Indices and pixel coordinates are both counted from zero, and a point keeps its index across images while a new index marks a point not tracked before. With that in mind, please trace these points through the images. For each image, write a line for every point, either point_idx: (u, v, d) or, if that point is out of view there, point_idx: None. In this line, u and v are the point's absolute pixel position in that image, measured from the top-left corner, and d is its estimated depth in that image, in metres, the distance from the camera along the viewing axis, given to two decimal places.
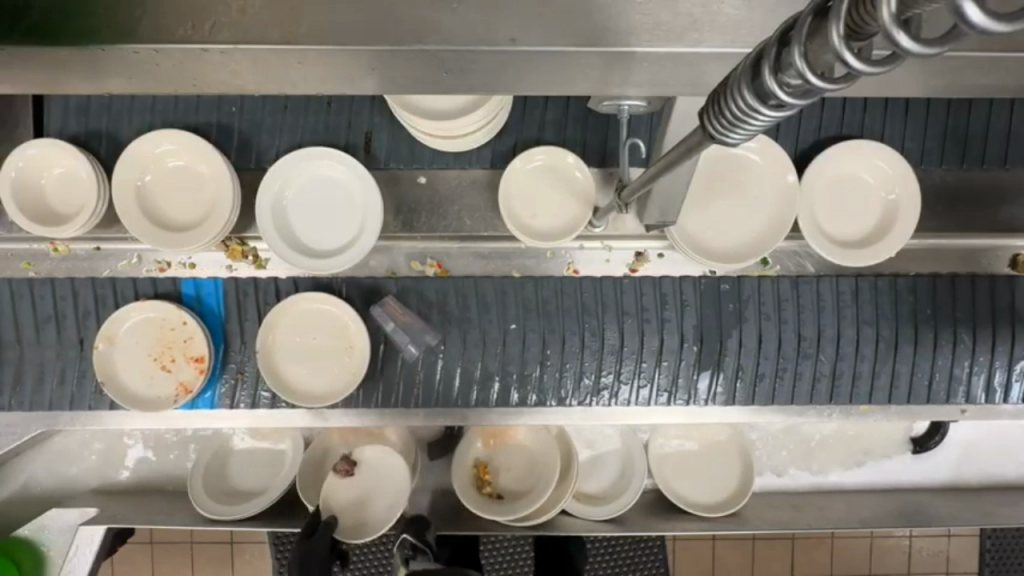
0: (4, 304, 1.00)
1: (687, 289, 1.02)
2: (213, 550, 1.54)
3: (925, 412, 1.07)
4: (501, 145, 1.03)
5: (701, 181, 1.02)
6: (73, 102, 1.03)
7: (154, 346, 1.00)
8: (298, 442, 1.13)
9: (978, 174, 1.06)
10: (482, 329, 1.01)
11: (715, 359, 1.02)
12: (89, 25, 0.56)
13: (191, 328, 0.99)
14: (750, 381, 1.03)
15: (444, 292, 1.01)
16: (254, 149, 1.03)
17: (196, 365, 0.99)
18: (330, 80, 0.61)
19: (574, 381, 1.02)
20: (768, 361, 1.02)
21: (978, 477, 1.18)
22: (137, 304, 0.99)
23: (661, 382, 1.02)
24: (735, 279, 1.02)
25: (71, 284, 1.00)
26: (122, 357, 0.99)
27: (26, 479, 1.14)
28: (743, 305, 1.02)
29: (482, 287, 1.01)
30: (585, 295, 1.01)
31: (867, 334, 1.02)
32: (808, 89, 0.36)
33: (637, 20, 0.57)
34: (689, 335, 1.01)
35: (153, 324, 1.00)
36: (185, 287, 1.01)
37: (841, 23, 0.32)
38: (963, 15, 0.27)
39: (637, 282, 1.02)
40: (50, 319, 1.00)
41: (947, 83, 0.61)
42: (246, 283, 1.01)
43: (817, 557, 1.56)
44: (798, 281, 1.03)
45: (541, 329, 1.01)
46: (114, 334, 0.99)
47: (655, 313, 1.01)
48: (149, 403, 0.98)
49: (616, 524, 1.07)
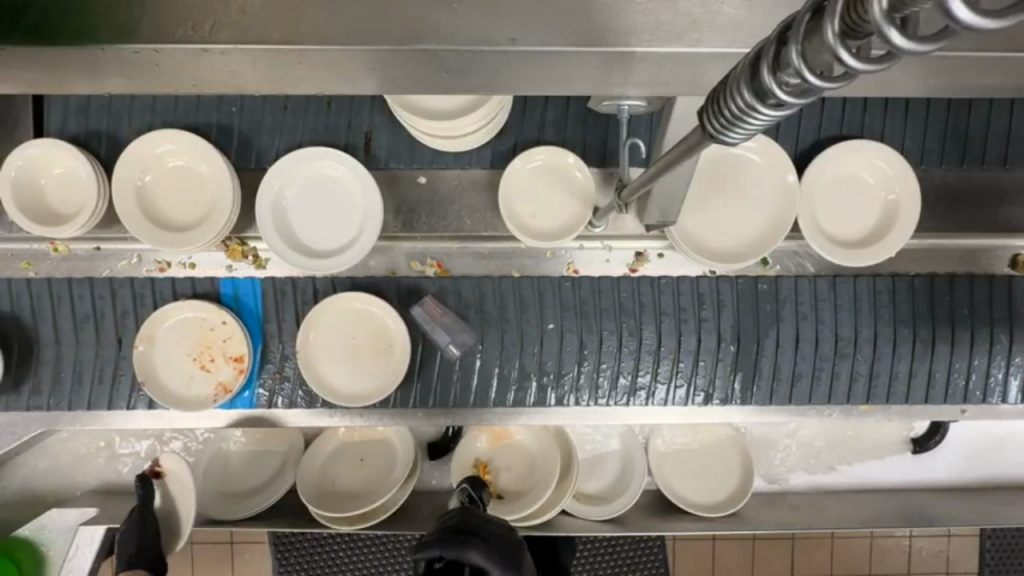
0: (44, 302, 1.01)
1: (724, 289, 1.02)
2: (213, 550, 1.54)
3: (926, 413, 1.06)
4: (501, 145, 1.03)
5: (701, 181, 1.02)
6: (73, 102, 1.03)
7: (194, 346, 1.01)
8: (297, 442, 1.14)
9: (978, 174, 1.06)
10: (519, 329, 1.01)
11: (753, 359, 1.02)
12: (89, 25, 0.56)
13: (231, 327, 1.00)
14: (788, 383, 1.03)
15: (482, 292, 1.01)
16: (254, 149, 1.03)
17: (235, 366, 1.01)
18: (330, 80, 0.61)
19: (611, 381, 1.02)
20: (806, 362, 1.02)
21: (978, 477, 1.19)
22: (178, 304, 0.99)
23: (699, 382, 1.02)
24: (773, 279, 1.02)
25: (109, 283, 1.01)
26: (161, 357, 1.00)
27: (23, 480, 1.14)
28: (781, 305, 1.02)
29: (521, 286, 1.01)
30: (623, 295, 1.02)
31: (904, 334, 1.03)
32: (806, 88, 0.36)
33: (637, 20, 0.57)
34: (726, 334, 1.02)
35: (193, 324, 1.01)
36: (224, 287, 1.02)
37: (837, 22, 0.32)
38: (951, 13, 0.27)
39: (674, 282, 1.02)
40: (89, 319, 1.01)
41: (947, 83, 0.61)
42: (284, 282, 1.01)
43: (817, 557, 1.56)
44: (836, 280, 1.03)
45: (579, 329, 1.01)
46: (154, 334, 0.99)
47: (693, 313, 1.02)
48: (188, 404, 0.99)
49: (616, 524, 1.07)
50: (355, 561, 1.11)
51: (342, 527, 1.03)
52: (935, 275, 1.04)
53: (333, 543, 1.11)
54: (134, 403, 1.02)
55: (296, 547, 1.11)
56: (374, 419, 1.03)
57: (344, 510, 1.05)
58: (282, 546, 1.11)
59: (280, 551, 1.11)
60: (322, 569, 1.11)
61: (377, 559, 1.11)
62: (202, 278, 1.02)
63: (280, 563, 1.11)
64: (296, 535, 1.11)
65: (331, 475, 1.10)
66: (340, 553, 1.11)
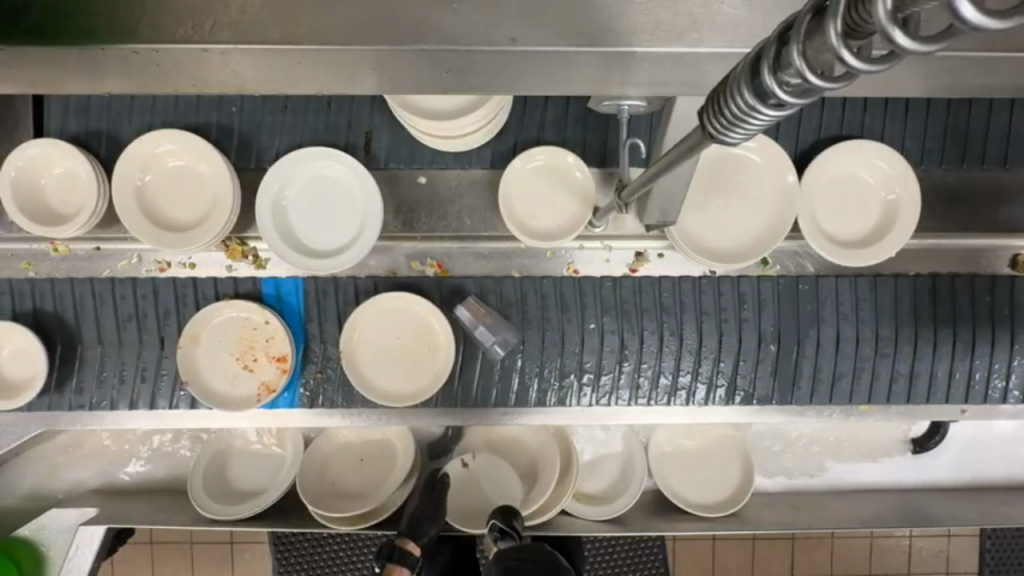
0: (87, 303, 1.01)
1: (765, 289, 1.02)
2: (212, 550, 1.54)
3: (926, 413, 1.07)
4: (502, 145, 1.03)
5: (701, 181, 1.02)
6: (73, 102, 1.03)
7: (236, 346, 1.01)
8: (297, 442, 1.13)
9: (978, 174, 1.06)
10: (561, 329, 1.01)
11: (793, 361, 1.02)
12: (89, 25, 0.56)
13: (273, 327, 0.99)
14: (829, 383, 1.03)
15: (523, 292, 1.01)
16: (254, 149, 1.03)
17: (279, 366, 0.99)
18: (330, 80, 0.61)
19: (652, 381, 1.03)
20: (846, 361, 1.03)
21: (980, 477, 1.19)
22: (223, 304, 0.99)
23: (741, 383, 1.03)
24: (814, 279, 1.02)
25: (152, 283, 1.01)
26: (206, 357, 1.00)
27: (22, 480, 1.14)
28: (822, 305, 1.02)
29: (562, 285, 1.01)
30: (664, 295, 1.02)
31: (944, 334, 1.03)
32: (807, 88, 0.36)
33: (637, 20, 0.57)
34: (767, 335, 1.02)
35: (236, 324, 1.01)
36: (265, 286, 1.02)
37: (839, 22, 0.32)
38: (957, 13, 0.27)
39: (715, 282, 1.02)
40: (132, 319, 1.01)
41: (948, 83, 0.61)
42: (326, 282, 1.02)
43: (817, 557, 1.56)
44: (877, 280, 1.03)
45: (620, 328, 1.01)
46: (199, 333, 0.99)
47: (733, 313, 1.02)
48: (232, 403, 0.99)
49: (616, 524, 1.08)
50: (355, 561, 1.11)
51: (342, 527, 1.03)
52: (973, 275, 1.04)
53: (332, 543, 1.11)
54: (176, 401, 1.02)
55: (296, 547, 1.11)
56: (375, 419, 1.05)
57: (343, 510, 1.05)
58: (282, 546, 1.11)
59: (281, 551, 1.11)
60: (322, 570, 1.11)
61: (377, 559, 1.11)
62: (244, 278, 1.02)
63: (281, 563, 1.11)
64: (296, 535, 1.11)
65: (332, 475, 1.10)
66: (339, 553, 1.11)
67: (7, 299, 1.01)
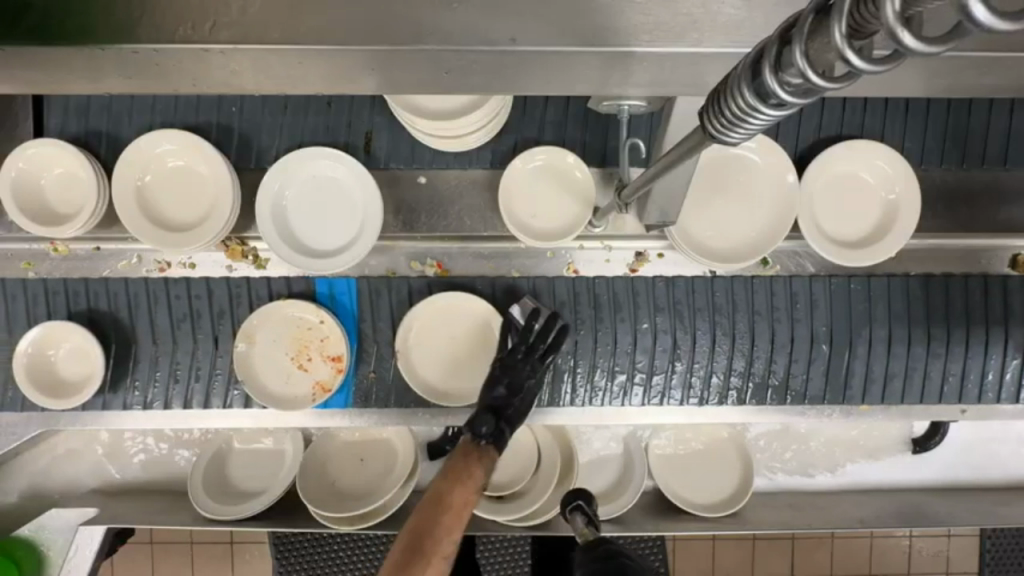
0: (142, 304, 1.02)
1: (817, 289, 1.03)
2: (213, 550, 1.54)
3: (925, 412, 1.07)
4: (502, 146, 1.03)
5: (700, 181, 1.02)
6: (74, 103, 1.03)
7: (291, 345, 1.01)
8: (297, 442, 1.13)
9: (978, 174, 1.06)
10: (614, 330, 1.02)
11: (845, 362, 1.04)
12: (88, 24, 0.56)
13: (328, 326, 1.00)
14: (881, 383, 1.05)
15: (576, 292, 1.02)
16: (254, 149, 1.03)
17: (334, 365, 1.01)
18: (329, 79, 0.61)
19: (703, 381, 1.04)
20: (898, 361, 1.04)
21: (981, 478, 1.19)
22: (279, 304, 1.00)
23: (793, 383, 1.04)
24: (865, 279, 1.03)
25: (206, 283, 1.02)
26: (261, 356, 1.01)
27: (22, 480, 1.14)
28: (874, 305, 1.04)
29: (615, 286, 1.03)
30: (717, 295, 1.03)
31: (996, 334, 1.04)
32: (809, 88, 0.36)
33: (637, 20, 0.57)
34: (819, 335, 1.03)
35: (291, 324, 1.01)
36: (319, 286, 1.02)
37: (843, 22, 0.32)
38: (969, 15, 0.27)
39: (768, 282, 1.03)
40: (186, 318, 1.02)
41: (949, 83, 0.61)
42: (378, 280, 1.03)
43: (816, 557, 1.56)
44: (929, 280, 1.04)
45: (673, 328, 1.03)
46: (254, 333, 1.00)
47: (786, 313, 1.03)
48: (287, 403, 1.00)
49: (616, 524, 1.08)
50: (355, 561, 1.11)
51: (342, 527, 1.03)
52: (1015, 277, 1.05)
53: (332, 543, 1.11)
54: (229, 401, 1.03)
55: (296, 547, 1.11)
56: (374, 419, 1.05)
57: (343, 510, 1.05)
58: (282, 546, 1.11)
59: (281, 550, 1.11)
60: (322, 570, 1.11)
61: (376, 558, 1.10)
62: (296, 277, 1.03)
63: (281, 563, 1.11)
64: (296, 535, 1.11)
65: (331, 475, 1.10)
66: (339, 552, 1.11)
67: (61, 299, 1.02)
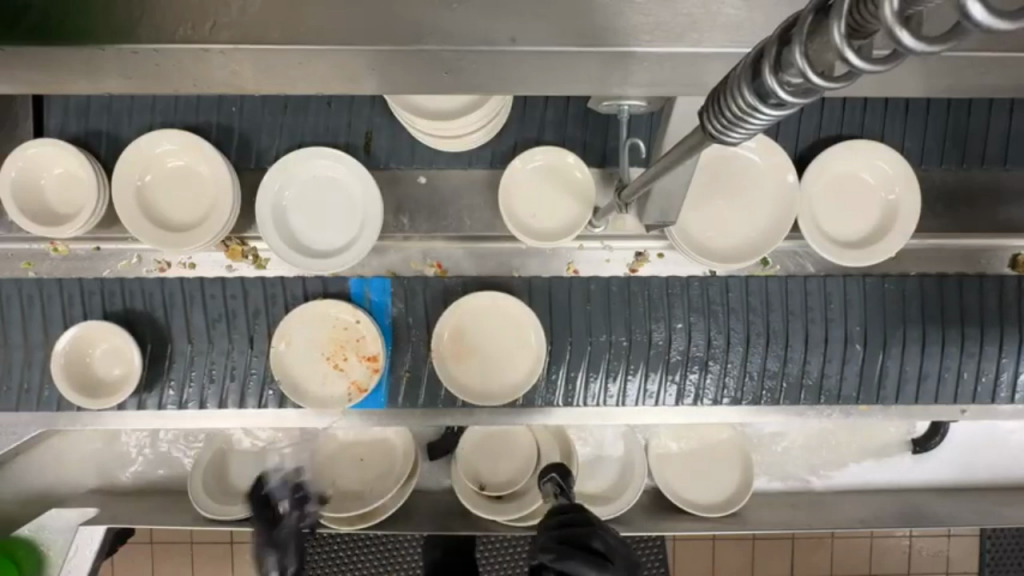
0: (177, 303, 1.01)
1: (851, 288, 1.03)
2: (213, 550, 1.54)
3: (935, 412, 1.06)
4: (502, 146, 1.03)
5: (701, 181, 1.02)
6: (74, 103, 1.03)
7: (327, 345, 1.01)
8: (298, 440, 1.13)
9: (978, 174, 1.06)
10: (650, 330, 1.02)
11: (878, 362, 1.04)
12: (89, 25, 0.56)
13: (364, 326, 1.00)
14: (915, 382, 1.05)
15: (610, 291, 1.02)
16: (254, 149, 1.03)
17: (370, 365, 1.00)
18: (328, 80, 0.61)
19: (738, 381, 1.04)
20: (931, 361, 1.04)
21: (981, 477, 1.19)
22: (316, 304, 0.99)
23: (827, 383, 1.04)
24: (899, 279, 1.03)
25: (241, 283, 1.01)
26: (297, 357, 1.00)
27: (23, 480, 1.14)
28: (907, 305, 1.04)
29: (650, 285, 1.02)
30: (752, 295, 1.03)
31: None
32: (809, 88, 0.36)
33: (637, 20, 0.57)
34: (853, 335, 1.03)
35: (327, 325, 1.01)
36: (354, 287, 1.02)
37: (842, 22, 0.32)
38: (965, 14, 0.27)
39: (805, 281, 1.03)
40: (221, 318, 1.01)
41: (950, 83, 0.61)
42: (415, 280, 1.02)
43: (816, 557, 1.56)
44: (961, 280, 1.04)
45: (707, 328, 1.02)
46: (290, 334, 0.99)
47: (820, 313, 1.03)
48: (324, 403, 1.00)
49: (616, 524, 1.08)
50: (355, 561, 1.11)
51: (342, 527, 1.03)
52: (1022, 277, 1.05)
53: (332, 543, 1.11)
54: (264, 401, 1.03)
55: None
56: (375, 420, 1.04)
57: (343, 510, 1.05)
58: None
59: None
60: (322, 570, 1.10)
61: (375, 558, 1.11)
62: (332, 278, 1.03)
63: None
64: None
65: (331, 475, 1.10)
66: (339, 552, 1.11)
67: (97, 299, 1.01)
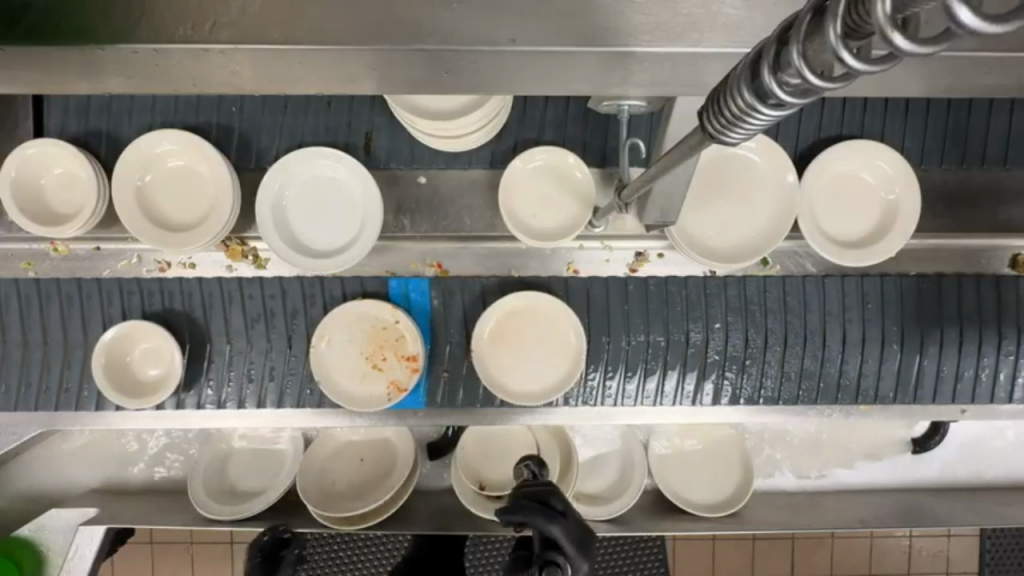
0: (216, 304, 1.02)
1: (889, 288, 1.03)
2: (214, 550, 1.54)
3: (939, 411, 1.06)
4: (502, 146, 1.03)
5: (701, 181, 1.02)
6: (74, 103, 1.03)
7: (367, 345, 1.01)
8: (298, 441, 1.13)
9: (978, 174, 1.06)
10: (687, 332, 1.02)
11: (915, 362, 1.04)
12: (89, 25, 0.56)
13: (404, 326, 1.00)
14: (949, 382, 1.05)
15: (647, 289, 1.02)
16: (253, 149, 1.03)
17: (409, 365, 1.00)
18: (328, 80, 0.61)
19: (775, 381, 1.04)
20: (967, 361, 1.04)
21: (981, 478, 1.18)
22: (357, 303, 1.00)
23: (865, 383, 1.04)
24: (935, 279, 1.04)
25: (280, 283, 1.02)
26: (338, 356, 1.00)
27: (23, 480, 1.14)
28: (944, 305, 1.04)
29: (691, 286, 1.03)
30: (790, 296, 1.03)
31: None
32: (807, 88, 0.36)
33: (637, 19, 0.57)
34: (891, 335, 1.03)
35: (367, 325, 1.01)
36: (392, 287, 1.02)
37: (838, 23, 0.32)
38: (954, 17, 0.27)
39: (841, 282, 1.03)
40: (259, 319, 1.02)
41: (950, 83, 0.61)
42: (453, 281, 1.02)
43: (816, 557, 1.56)
44: (1000, 280, 1.04)
45: (744, 326, 1.03)
46: (330, 334, 1.00)
47: (857, 313, 1.03)
48: (363, 402, 0.99)
49: (617, 524, 1.08)
50: (355, 561, 1.11)
51: (342, 527, 1.03)
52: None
53: (333, 543, 1.11)
54: (302, 401, 1.03)
55: None
56: (375, 419, 1.05)
57: (343, 510, 1.05)
58: None
59: None
60: (322, 570, 1.10)
61: (375, 558, 1.11)
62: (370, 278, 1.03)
63: None
64: None
65: (332, 475, 1.10)
66: (339, 552, 1.11)
67: (137, 298, 1.02)
